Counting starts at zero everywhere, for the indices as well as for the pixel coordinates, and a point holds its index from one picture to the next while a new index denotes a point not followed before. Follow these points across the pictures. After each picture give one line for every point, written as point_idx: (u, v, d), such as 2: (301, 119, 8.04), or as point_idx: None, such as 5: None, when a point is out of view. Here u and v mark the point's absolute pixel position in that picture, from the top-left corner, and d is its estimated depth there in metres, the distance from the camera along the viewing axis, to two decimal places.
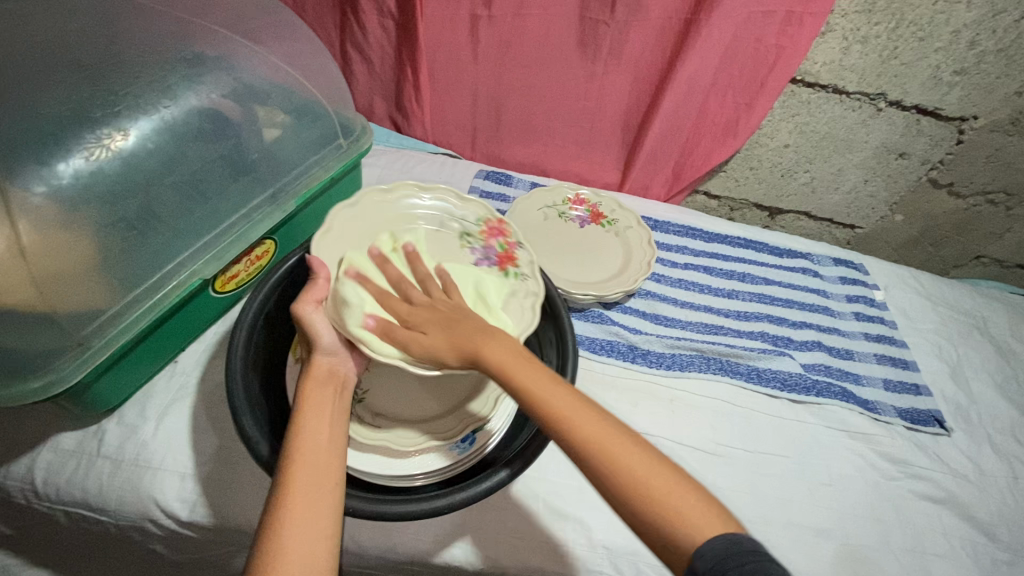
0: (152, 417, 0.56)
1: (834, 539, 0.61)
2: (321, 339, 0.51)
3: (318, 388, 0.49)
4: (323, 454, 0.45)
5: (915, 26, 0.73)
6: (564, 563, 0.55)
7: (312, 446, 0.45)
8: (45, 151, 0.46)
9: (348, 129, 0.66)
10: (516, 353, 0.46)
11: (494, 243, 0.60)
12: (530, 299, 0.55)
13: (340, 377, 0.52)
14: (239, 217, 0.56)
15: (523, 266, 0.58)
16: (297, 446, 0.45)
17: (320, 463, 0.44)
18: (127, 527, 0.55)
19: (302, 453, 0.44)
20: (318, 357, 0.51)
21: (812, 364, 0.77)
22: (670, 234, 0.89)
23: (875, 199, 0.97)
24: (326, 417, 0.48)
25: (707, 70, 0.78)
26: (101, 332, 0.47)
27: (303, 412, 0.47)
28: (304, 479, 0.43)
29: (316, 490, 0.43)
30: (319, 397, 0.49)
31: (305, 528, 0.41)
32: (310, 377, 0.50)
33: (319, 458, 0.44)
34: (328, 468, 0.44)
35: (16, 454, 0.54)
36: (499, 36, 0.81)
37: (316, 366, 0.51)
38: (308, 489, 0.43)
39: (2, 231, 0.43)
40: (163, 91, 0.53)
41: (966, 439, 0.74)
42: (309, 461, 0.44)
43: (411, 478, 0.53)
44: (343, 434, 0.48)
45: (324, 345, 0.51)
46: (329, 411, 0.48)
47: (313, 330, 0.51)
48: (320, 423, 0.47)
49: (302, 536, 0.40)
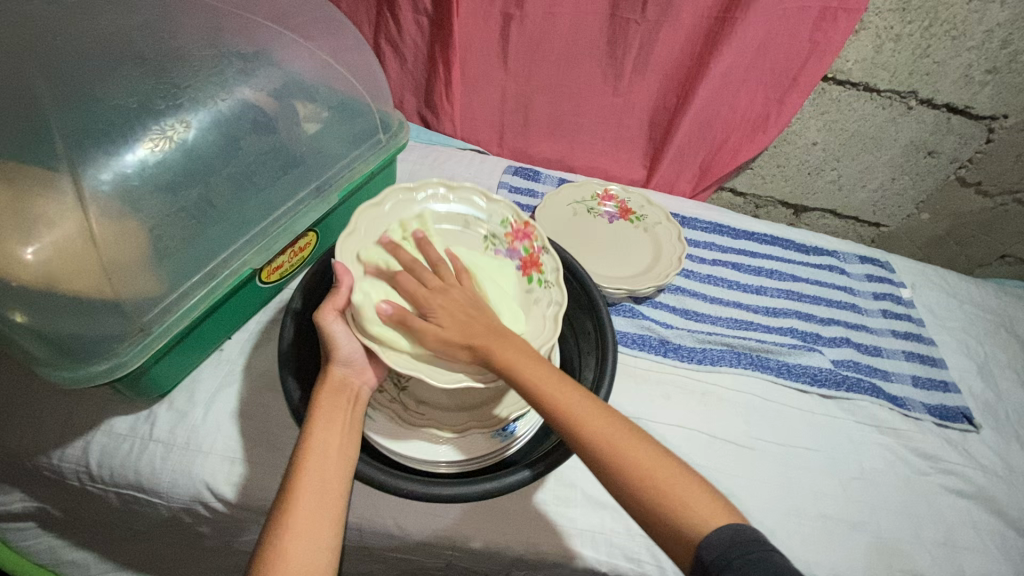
0: (201, 403, 0.57)
1: (867, 532, 0.62)
2: (339, 349, 0.51)
3: (330, 398, 0.50)
4: (333, 465, 0.46)
5: (949, 25, 0.74)
6: (603, 550, 0.56)
7: (321, 456, 0.46)
8: (112, 141, 0.47)
9: (387, 125, 0.68)
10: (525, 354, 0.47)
11: (518, 246, 0.59)
12: (552, 309, 0.55)
13: (353, 389, 0.52)
14: (288, 207, 0.58)
15: (547, 273, 0.57)
16: (307, 453, 0.46)
17: (328, 474, 0.45)
18: (178, 509, 0.56)
19: (311, 462, 0.46)
20: (333, 367, 0.51)
21: (841, 360, 0.78)
22: (697, 230, 0.90)
23: (902, 198, 0.97)
24: (338, 426, 0.48)
25: (739, 67, 0.79)
26: (162, 319, 0.49)
27: (315, 419, 0.48)
28: (311, 489, 0.44)
29: (321, 500, 0.44)
30: (331, 407, 0.49)
31: (306, 536, 0.42)
32: (323, 389, 0.50)
33: (327, 469, 0.46)
34: (335, 479, 0.46)
35: (70, 436, 0.56)
36: (531, 35, 0.82)
37: (330, 377, 0.51)
38: (314, 498, 0.44)
39: (74, 219, 0.45)
40: (221, 84, 0.55)
41: (994, 435, 0.75)
42: (319, 471, 0.45)
43: (434, 463, 0.54)
44: (356, 444, 0.49)
45: (342, 355, 0.51)
46: (339, 422, 0.49)
47: (332, 341, 0.51)
48: (332, 431, 0.48)
49: (303, 544, 0.42)
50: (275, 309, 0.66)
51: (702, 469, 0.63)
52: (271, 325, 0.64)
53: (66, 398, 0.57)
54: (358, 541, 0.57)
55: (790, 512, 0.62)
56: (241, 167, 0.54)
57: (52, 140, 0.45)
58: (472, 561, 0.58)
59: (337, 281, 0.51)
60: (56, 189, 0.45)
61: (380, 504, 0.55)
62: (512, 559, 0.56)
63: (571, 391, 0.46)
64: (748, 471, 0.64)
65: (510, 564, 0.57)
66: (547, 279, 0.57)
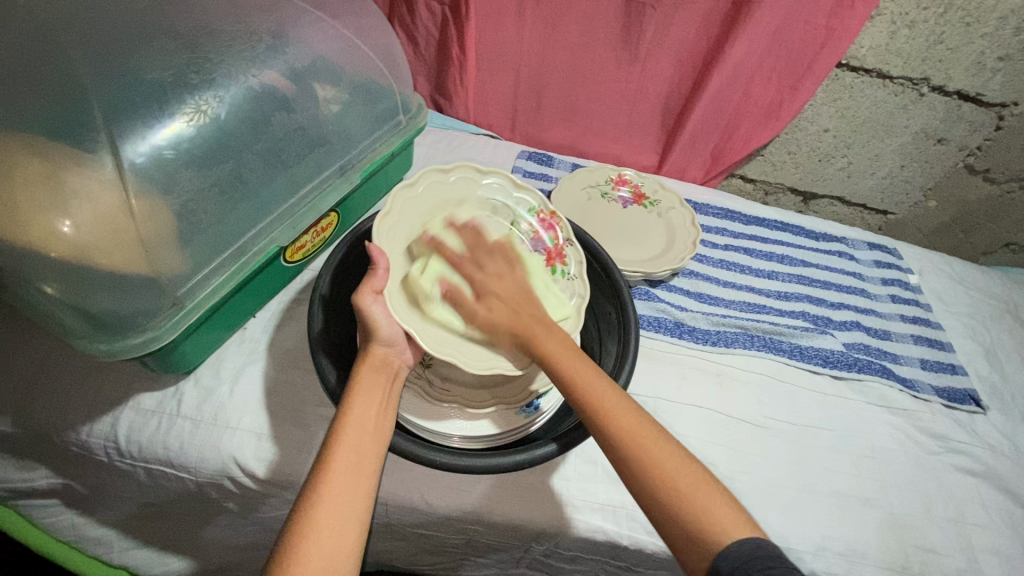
0: (227, 380, 0.58)
1: (880, 508, 0.63)
2: (380, 330, 0.52)
3: (371, 375, 0.51)
4: (368, 438, 0.46)
5: (963, 11, 0.75)
6: (624, 524, 0.57)
7: (357, 429, 0.46)
8: (149, 115, 0.48)
9: (407, 106, 0.69)
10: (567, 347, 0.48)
11: (545, 235, 0.62)
12: (575, 300, 0.59)
13: (393, 368, 0.52)
14: (313, 186, 0.59)
15: (570, 266, 0.61)
16: (344, 425, 0.46)
17: (364, 445, 0.46)
18: (205, 484, 0.56)
19: (348, 433, 0.46)
20: (374, 346, 0.52)
21: (852, 343, 0.79)
22: (709, 216, 0.91)
23: (910, 184, 0.99)
24: (376, 401, 0.49)
25: (755, 52, 0.79)
26: (194, 293, 0.50)
27: (355, 394, 0.48)
28: (347, 459, 0.45)
29: (355, 471, 0.44)
30: (370, 382, 0.50)
31: (339, 506, 0.42)
32: (364, 366, 0.51)
33: (363, 442, 0.46)
34: (370, 453, 0.46)
35: (98, 411, 0.56)
36: (548, 17, 0.82)
37: (372, 355, 0.52)
38: (349, 468, 0.44)
39: (113, 191, 0.45)
40: (251, 60, 0.55)
41: (1001, 417, 0.76)
42: (356, 442, 0.46)
43: (448, 437, 0.55)
44: (390, 421, 0.49)
45: (384, 336, 0.52)
46: (376, 400, 0.49)
47: (372, 321, 0.51)
48: (369, 406, 0.48)
49: (336, 512, 0.42)
50: (296, 288, 0.66)
51: (719, 447, 0.65)
52: (293, 305, 0.65)
53: (93, 374, 0.57)
54: (383, 517, 0.58)
55: (806, 489, 0.63)
56: (271, 144, 0.55)
57: (91, 113, 0.46)
58: (494, 536, 0.58)
59: (373, 262, 0.51)
60: (94, 162, 0.45)
61: (405, 476, 0.56)
62: (535, 534, 0.57)
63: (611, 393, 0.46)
64: (764, 450, 0.65)
65: (533, 538, 0.58)
66: (570, 272, 0.61)
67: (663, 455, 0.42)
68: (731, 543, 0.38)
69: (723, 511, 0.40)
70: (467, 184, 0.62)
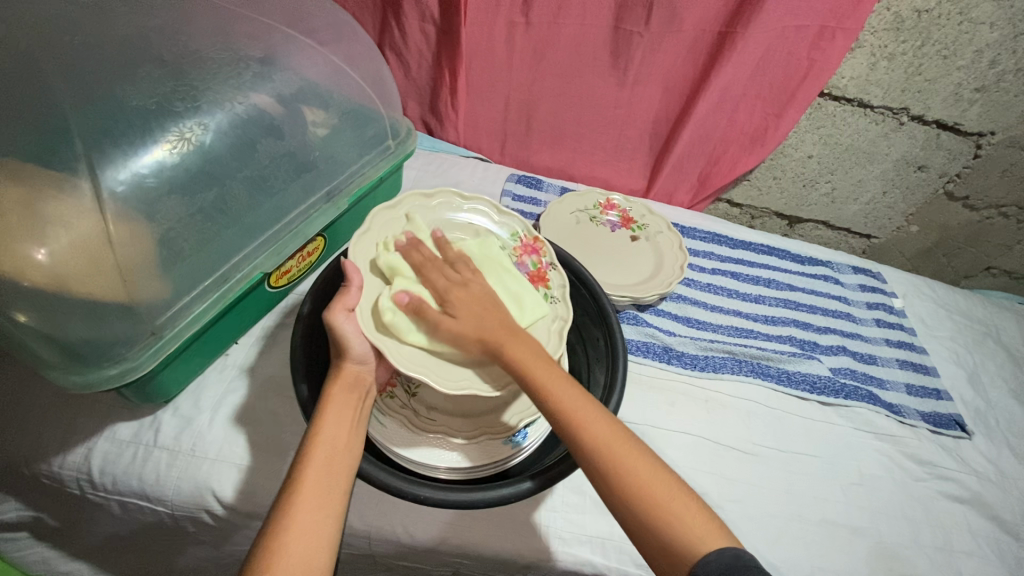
0: (206, 409, 0.56)
1: (868, 537, 0.63)
2: (352, 348, 0.51)
3: (344, 391, 0.50)
4: (339, 458, 0.45)
5: (940, 45, 0.77)
6: (612, 556, 0.55)
7: (327, 450, 0.45)
8: (129, 144, 0.47)
9: (395, 131, 0.69)
10: (536, 354, 0.48)
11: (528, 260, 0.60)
12: (556, 323, 0.55)
13: (366, 385, 0.52)
14: (300, 212, 0.59)
15: (553, 288, 0.58)
16: (314, 446, 0.45)
17: (334, 467, 0.45)
18: (182, 517, 0.54)
19: (318, 454, 0.45)
20: (345, 363, 0.52)
21: (838, 368, 0.79)
22: (697, 240, 0.92)
23: (892, 210, 1.01)
24: (347, 421, 0.48)
25: (741, 80, 0.80)
26: (174, 323, 0.49)
27: (325, 412, 0.48)
28: (317, 481, 0.43)
29: (325, 493, 0.43)
30: (342, 401, 0.49)
31: (307, 529, 0.41)
32: (338, 383, 0.50)
33: (333, 462, 0.45)
34: (340, 472, 0.45)
35: (71, 443, 0.54)
36: (537, 45, 0.82)
37: (344, 373, 0.51)
38: (319, 486, 0.43)
39: (92, 220, 0.45)
40: (239, 86, 0.55)
41: (986, 442, 0.76)
42: (325, 462, 0.45)
43: (434, 468, 0.54)
44: (361, 440, 0.48)
45: (355, 354, 0.51)
46: (348, 415, 0.49)
47: (342, 339, 0.51)
48: (339, 425, 0.47)
49: (304, 537, 0.40)
50: (280, 313, 0.65)
51: (707, 475, 0.64)
52: (277, 330, 0.64)
53: (68, 405, 0.56)
54: (365, 550, 0.56)
55: (793, 517, 0.62)
56: (256, 171, 0.54)
57: (72, 141, 0.45)
58: (481, 569, 0.57)
59: (346, 278, 0.51)
60: (74, 190, 0.44)
61: (389, 509, 0.55)
62: (522, 567, 0.55)
63: (579, 397, 0.46)
64: (750, 477, 0.65)
65: (519, 571, 0.56)
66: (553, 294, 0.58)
67: (636, 461, 0.43)
68: (711, 553, 0.39)
69: (702, 520, 0.41)
70: (444, 208, 0.63)
